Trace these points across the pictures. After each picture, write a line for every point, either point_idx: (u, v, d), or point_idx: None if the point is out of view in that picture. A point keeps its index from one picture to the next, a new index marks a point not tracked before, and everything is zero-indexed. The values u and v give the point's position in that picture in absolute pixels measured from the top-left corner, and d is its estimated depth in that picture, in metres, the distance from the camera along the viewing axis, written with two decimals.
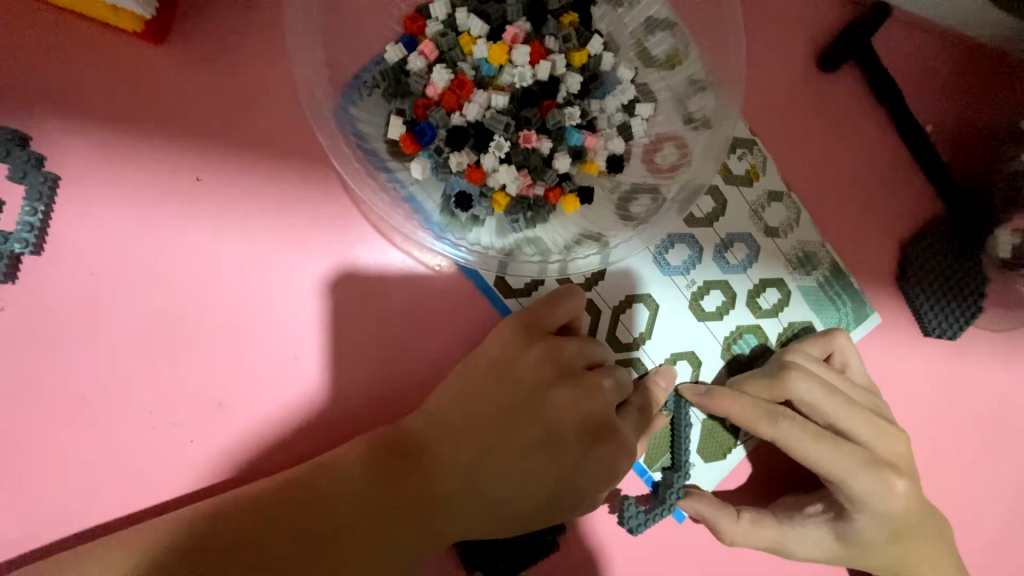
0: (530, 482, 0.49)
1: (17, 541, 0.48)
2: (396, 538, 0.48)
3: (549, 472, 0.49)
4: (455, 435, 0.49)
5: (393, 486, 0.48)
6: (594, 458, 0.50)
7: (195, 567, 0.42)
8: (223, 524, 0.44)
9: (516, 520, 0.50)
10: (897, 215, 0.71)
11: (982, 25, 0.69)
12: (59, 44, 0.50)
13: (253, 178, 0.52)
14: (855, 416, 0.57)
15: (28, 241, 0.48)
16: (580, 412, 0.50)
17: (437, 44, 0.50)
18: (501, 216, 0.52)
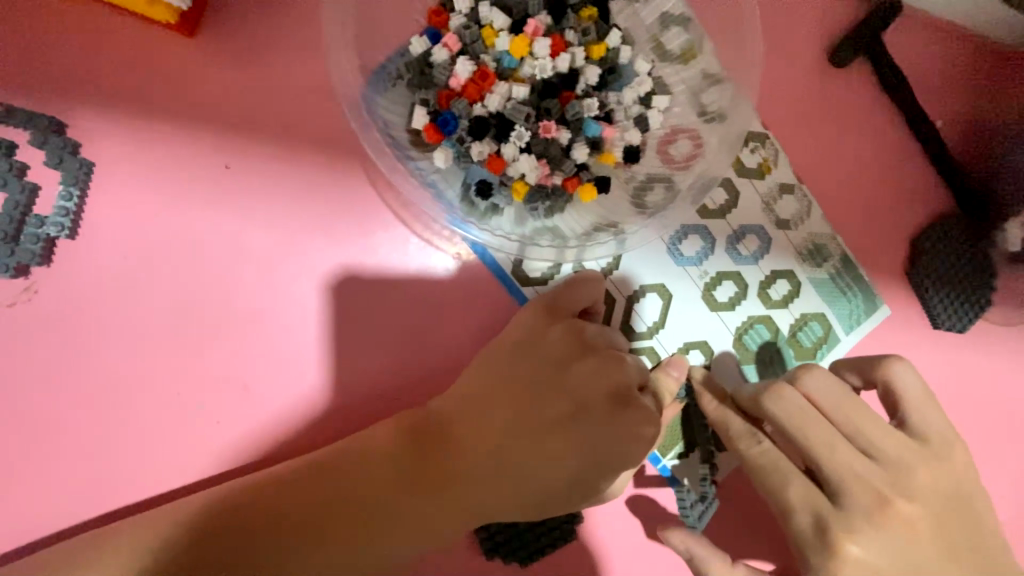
0: (553, 454, 0.50)
1: (52, 515, 0.50)
2: (419, 516, 0.50)
3: (572, 443, 0.50)
4: (480, 414, 0.52)
5: (416, 464, 0.51)
6: (618, 429, 0.49)
7: (233, 534, 0.46)
8: (255, 501, 0.48)
9: (539, 496, 0.51)
10: (907, 208, 0.71)
11: (992, 23, 0.70)
12: (95, 35, 0.52)
13: (279, 166, 0.54)
14: (832, 459, 0.50)
15: (63, 224, 0.50)
16: (606, 381, 0.50)
17: (460, 36, 0.51)
18: (521, 204, 0.54)
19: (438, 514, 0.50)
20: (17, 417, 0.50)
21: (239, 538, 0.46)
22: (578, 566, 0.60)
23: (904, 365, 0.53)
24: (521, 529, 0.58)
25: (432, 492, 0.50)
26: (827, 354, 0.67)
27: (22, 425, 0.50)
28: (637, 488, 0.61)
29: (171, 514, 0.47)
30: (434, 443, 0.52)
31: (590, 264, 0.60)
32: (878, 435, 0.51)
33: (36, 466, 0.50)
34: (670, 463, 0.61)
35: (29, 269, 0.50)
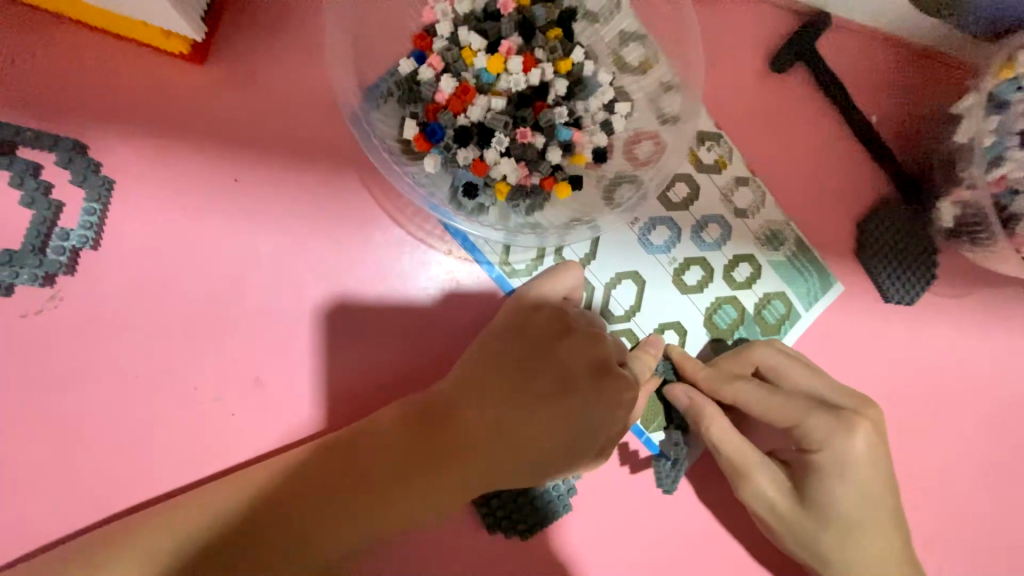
0: (545, 424, 0.55)
1: (85, 503, 0.55)
2: (422, 488, 0.54)
3: (562, 415, 0.55)
4: (474, 392, 0.56)
5: (417, 441, 0.55)
6: (603, 397, 0.54)
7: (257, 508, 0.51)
8: (276, 479, 0.53)
9: (534, 464, 0.55)
10: (854, 196, 0.79)
11: (921, 30, 0.77)
12: (112, 66, 0.57)
13: (283, 178, 0.59)
14: (815, 381, 0.64)
15: (88, 236, 0.55)
16: (592, 355, 0.56)
17: (443, 57, 0.57)
18: (503, 203, 0.60)
19: (443, 486, 0.55)
20: (55, 414, 0.55)
21: (262, 511, 0.51)
22: (573, 536, 0.65)
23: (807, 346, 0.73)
24: (520, 501, 0.62)
25: (437, 466, 0.55)
26: (789, 329, 0.75)
27: (57, 421, 0.55)
28: (626, 459, 0.66)
29: (198, 496, 0.52)
30: (435, 423, 0.56)
31: (569, 253, 0.67)
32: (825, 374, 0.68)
33: (72, 457, 0.55)
34: (654, 436, 0.67)
35: (56, 277, 0.55)
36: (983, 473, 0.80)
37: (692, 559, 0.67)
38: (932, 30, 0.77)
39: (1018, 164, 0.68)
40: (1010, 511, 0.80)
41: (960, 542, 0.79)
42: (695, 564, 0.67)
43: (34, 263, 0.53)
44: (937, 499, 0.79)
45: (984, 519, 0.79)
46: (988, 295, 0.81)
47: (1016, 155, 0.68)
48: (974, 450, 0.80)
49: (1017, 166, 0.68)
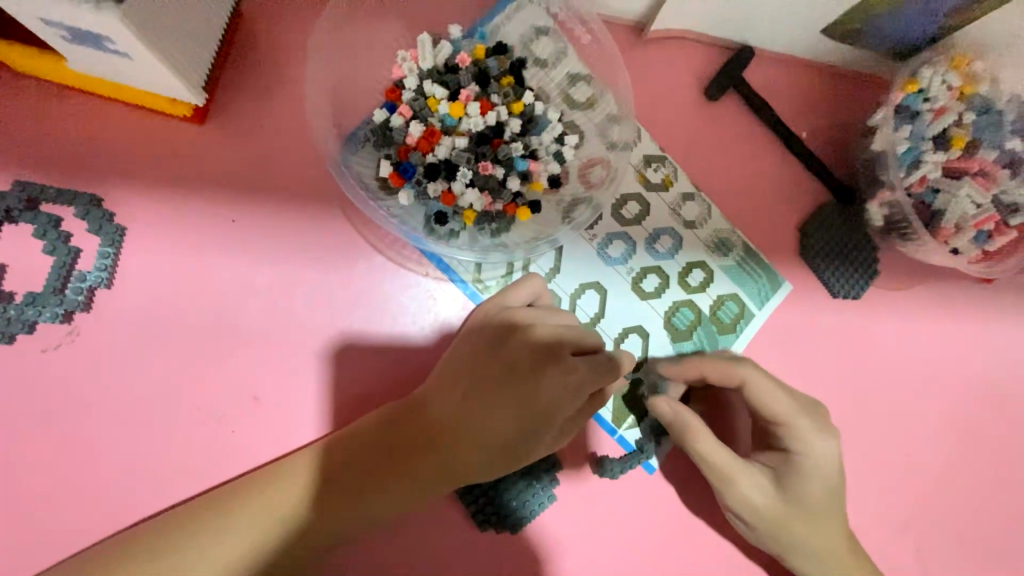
0: (503, 408, 0.60)
1: (100, 520, 0.60)
2: (403, 478, 0.60)
3: (517, 400, 0.60)
4: (443, 388, 0.62)
5: (394, 438, 0.61)
6: (548, 379, 0.59)
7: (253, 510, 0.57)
8: (272, 483, 0.58)
9: (500, 447, 0.61)
10: (794, 203, 0.87)
11: (839, 56, 0.87)
12: (122, 129, 0.65)
13: (275, 217, 0.67)
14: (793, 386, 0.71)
15: (103, 277, 0.62)
16: (541, 343, 0.61)
17: (411, 106, 0.66)
18: (472, 227, 0.68)
19: (420, 476, 0.61)
20: (72, 439, 0.61)
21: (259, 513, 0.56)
22: (553, 530, 0.70)
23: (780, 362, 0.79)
24: (502, 497, 0.68)
25: (410, 465, 0.60)
26: (745, 327, 0.82)
27: (76, 446, 0.61)
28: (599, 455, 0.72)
29: (203, 506, 0.57)
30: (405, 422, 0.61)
31: (536, 269, 0.74)
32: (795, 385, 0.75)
33: (88, 479, 0.61)
34: (625, 432, 0.73)
35: (74, 315, 0.62)
36: (937, 452, 0.87)
37: (670, 544, 0.72)
38: (850, 55, 0.86)
39: (932, 167, 0.78)
40: (964, 488, 0.86)
41: (918, 518, 0.84)
42: (671, 551, 0.72)
43: (55, 303, 0.61)
44: (894, 477, 0.85)
45: (938, 497, 0.85)
46: (927, 287, 0.89)
47: (930, 159, 0.78)
48: (927, 431, 0.87)
49: (932, 169, 0.78)
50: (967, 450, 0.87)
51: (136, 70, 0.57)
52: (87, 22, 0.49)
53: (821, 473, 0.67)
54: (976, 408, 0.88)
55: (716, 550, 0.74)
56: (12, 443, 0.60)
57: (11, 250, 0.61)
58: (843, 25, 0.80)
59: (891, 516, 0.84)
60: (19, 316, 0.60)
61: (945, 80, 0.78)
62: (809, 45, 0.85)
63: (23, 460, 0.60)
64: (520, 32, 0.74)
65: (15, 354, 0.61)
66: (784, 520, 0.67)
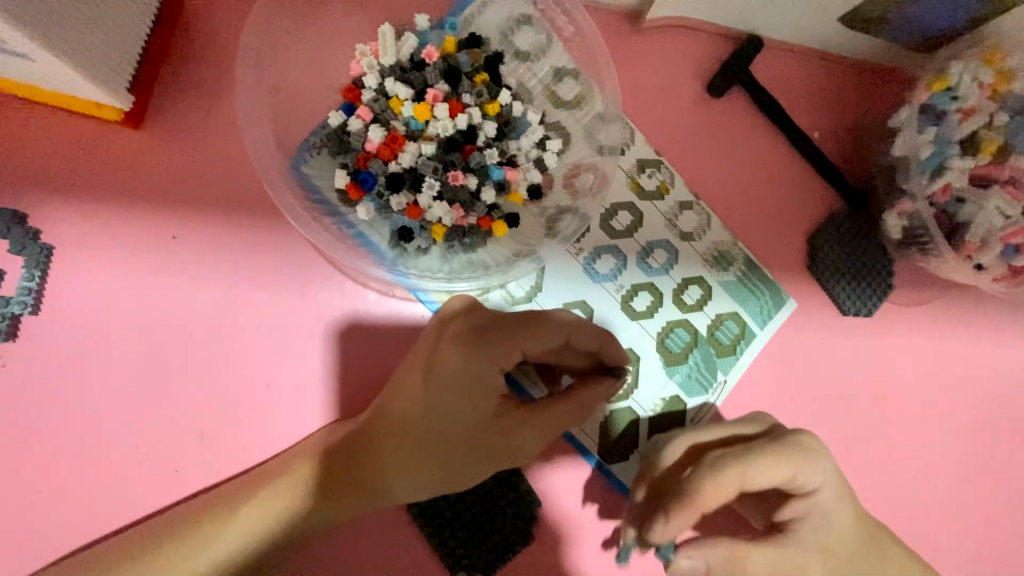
0: (440, 403, 0.52)
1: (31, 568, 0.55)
2: (344, 501, 0.57)
3: (448, 389, 0.51)
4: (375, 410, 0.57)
5: (333, 465, 0.57)
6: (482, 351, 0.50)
7: (180, 536, 0.53)
8: (203, 510, 0.55)
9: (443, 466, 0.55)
10: (803, 211, 0.80)
11: (856, 48, 0.78)
12: (46, 134, 0.58)
13: (222, 232, 0.60)
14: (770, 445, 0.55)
15: (26, 303, 0.56)
16: (469, 327, 0.52)
17: (371, 108, 0.59)
18: (441, 243, 0.61)
19: (362, 501, 0.57)
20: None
21: (185, 540, 0.53)
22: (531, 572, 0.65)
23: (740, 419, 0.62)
24: (475, 538, 0.63)
25: (368, 496, 0.57)
26: (745, 350, 0.75)
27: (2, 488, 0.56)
28: (582, 489, 0.67)
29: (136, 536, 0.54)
30: (356, 451, 0.57)
31: (516, 287, 0.68)
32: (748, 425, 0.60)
33: (15, 524, 0.56)
34: (613, 467, 0.67)
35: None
36: (956, 482, 0.80)
37: None
38: (868, 46, 0.77)
39: (958, 174, 0.69)
40: (980, 520, 0.80)
41: (931, 553, 0.78)
42: None
43: None
44: (908, 511, 0.78)
45: (953, 530, 0.79)
46: (947, 304, 0.82)
47: (956, 165, 0.69)
48: (944, 460, 0.80)
49: (959, 175, 0.69)
50: (989, 479, 0.81)
51: (44, 71, 0.50)
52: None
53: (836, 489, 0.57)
54: (996, 433, 0.81)
55: None
56: None
57: None
58: (860, 15, 0.72)
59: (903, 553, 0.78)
60: None
61: (976, 78, 0.69)
62: (821, 35, 0.76)
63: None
64: (499, 22, 0.66)
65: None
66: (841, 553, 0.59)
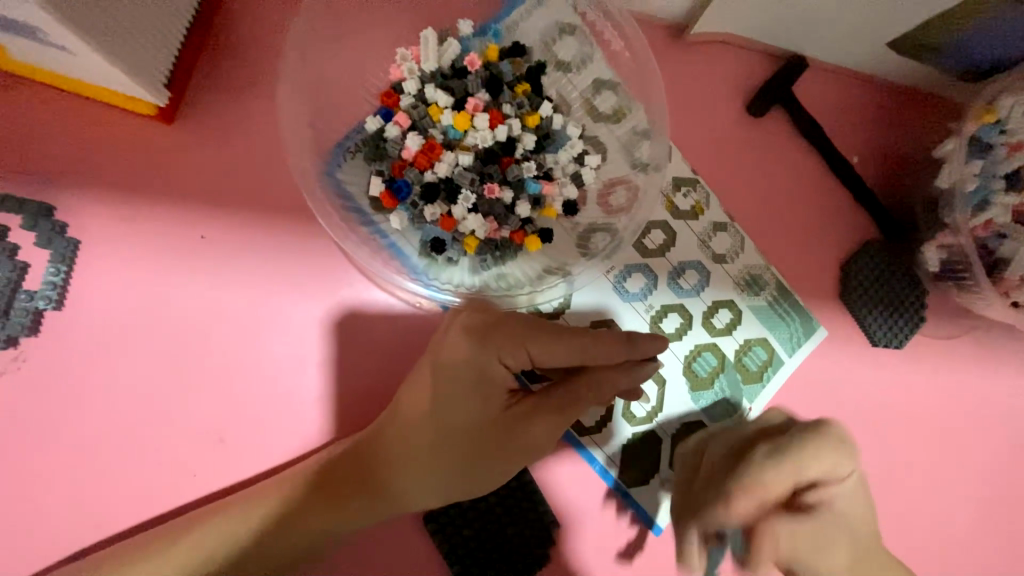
0: (452, 400, 0.50)
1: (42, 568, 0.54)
2: (365, 509, 0.55)
3: (459, 385, 0.50)
4: (390, 415, 0.55)
5: (353, 474, 0.55)
6: (490, 343, 0.49)
7: (202, 535, 0.52)
8: (223, 512, 0.53)
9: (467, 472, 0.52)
10: (839, 238, 0.78)
11: (903, 72, 0.76)
12: (78, 127, 0.57)
13: (252, 233, 0.59)
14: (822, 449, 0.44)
15: (51, 297, 0.55)
16: (475, 323, 0.50)
17: (410, 114, 0.57)
18: (472, 256, 0.60)
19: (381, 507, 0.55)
20: (13, 477, 0.55)
21: (205, 539, 0.52)
22: None
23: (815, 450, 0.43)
24: (491, 563, 0.61)
25: (391, 504, 0.55)
26: (772, 377, 0.73)
27: (16, 485, 0.55)
28: (603, 513, 0.65)
29: (153, 539, 0.52)
30: (377, 464, 0.54)
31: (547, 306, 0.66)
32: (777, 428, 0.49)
33: (27, 522, 0.54)
34: (632, 491, 0.66)
35: (19, 340, 0.55)
36: (982, 522, 0.78)
37: None
38: (916, 73, 0.75)
39: (1001, 211, 0.67)
40: (1002, 563, 0.78)
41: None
42: None
43: None
44: (932, 549, 0.77)
45: (973, 573, 0.77)
46: (982, 340, 0.79)
47: (999, 200, 0.67)
48: (971, 499, 0.78)
49: (1001, 213, 0.67)
50: (1015, 520, 0.79)
51: (83, 64, 0.48)
52: (11, 7, 0.41)
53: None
54: (1023, 476, 0.79)
55: None
56: None
57: None
58: (911, 40, 0.70)
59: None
60: None
61: None
62: (869, 59, 0.74)
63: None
64: (542, 31, 0.64)
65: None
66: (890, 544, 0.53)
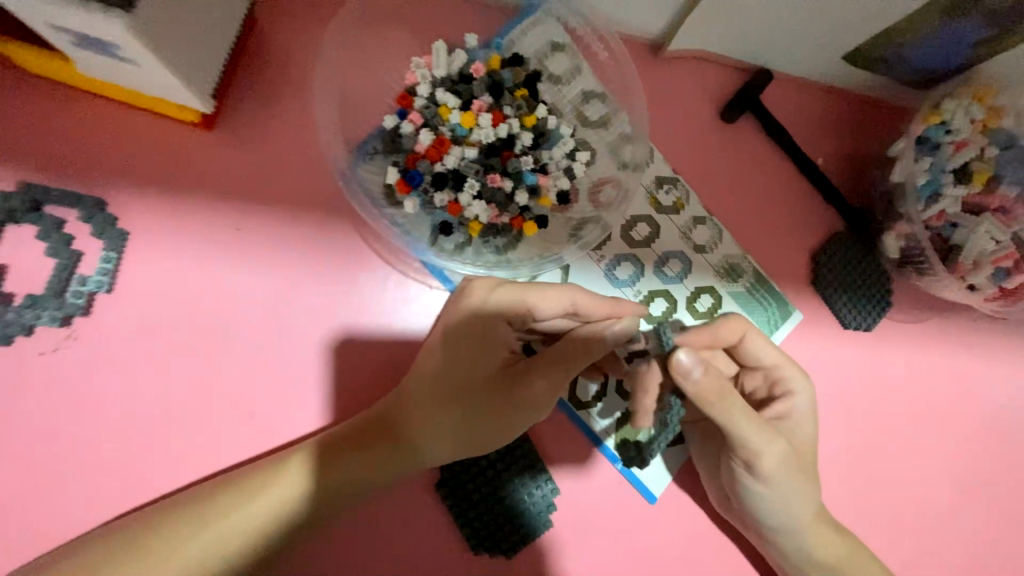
0: (461, 355, 0.58)
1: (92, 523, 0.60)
2: (376, 470, 0.59)
3: (468, 341, 0.58)
4: (405, 378, 0.62)
5: (367, 437, 0.59)
6: (495, 303, 0.58)
7: (224, 500, 0.55)
8: (247, 476, 0.57)
9: (472, 428, 0.58)
10: (809, 232, 0.85)
11: (859, 82, 0.85)
12: (129, 133, 0.64)
13: (280, 224, 0.66)
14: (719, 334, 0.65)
15: (104, 282, 0.62)
16: (483, 287, 0.59)
17: (422, 113, 0.66)
18: (477, 239, 0.68)
19: (390, 465, 0.59)
20: (66, 443, 0.61)
21: (227, 505, 0.55)
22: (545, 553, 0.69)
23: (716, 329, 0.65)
24: (495, 522, 0.67)
25: (402, 465, 0.60)
26: None
27: (70, 449, 0.61)
28: (596, 477, 0.71)
29: (181, 501, 0.56)
30: (391, 427, 0.59)
31: (550, 276, 0.72)
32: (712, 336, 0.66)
33: (79, 482, 0.61)
34: (625, 460, 0.71)
35: (72, 319, 0.62)
36: (952, 493, 0.84)
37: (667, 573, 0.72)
38: (871, 81, 0.84)
39: (951, 201, 0.76)
40: (973, 532, 0.84)
41: (923, 561, 0.82)
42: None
43: (55, 306, 0.60)
44: (905, 518, 0.82)
45: (946, 540, 0.83)
46: (946, 323, 0.86)
47: (949, 193, 0.76)
48: (941, 471, 0.84)
49: (951, 203, 0.75)
50: (983, 491, 0.85)
51: (144, 76, 0.56)
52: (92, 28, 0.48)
53: (809, 414, 0.68)
54: (990, 449, 0.85)
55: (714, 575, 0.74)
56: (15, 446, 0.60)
57: (9, 252, 0.60)
58: (863, 53, 0.79)
59: (900, 557, 0.81)
60: (16, 319, 0.59)
61: (968, 114, 0.76)
62: (828, 71, 0.84)
63: (20, 461, 0.60)
64: (536, 47, 0.73)
65: (12, 356, 0.60)
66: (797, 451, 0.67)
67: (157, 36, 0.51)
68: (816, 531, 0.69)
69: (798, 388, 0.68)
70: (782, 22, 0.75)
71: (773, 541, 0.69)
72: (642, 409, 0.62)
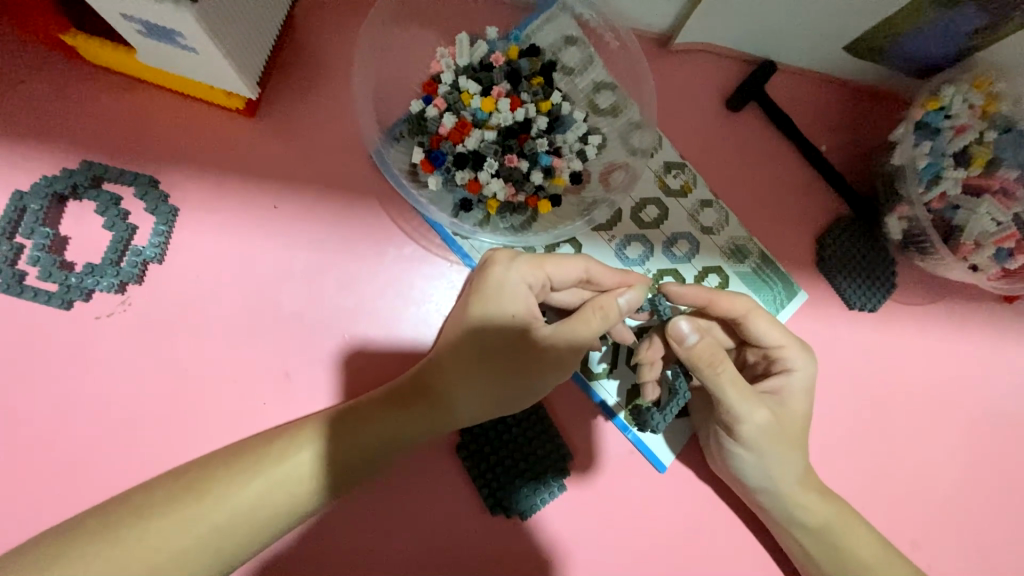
0: (487, 324, 0.63)
1: (143, 472, 0.66)
2: (409, 428, 0.63)
3: (491, 312, 0.62)
4: (439, 346, 0.67)
5: (400, 401, 0.64)
6: (512, 273, 0.62)
7: (258, 449, 0.60)
8: (283, 430, 0.62)
9: (503, 388, 0.64)
10: (814, 215, 0.88)
11: (863, 72, 0.88)
12: (180, 118, 0.71)
13: (313, 202, 0.71)
14: (726, 308, 0.67)
15: (156, 252, 0.67)
16: (501, 259, 0.64)
17: (446, 99, 0.72)
18: (494, 215, 0.73)
19: (427, 424, 0.64)
20: (120, 399, 0.67)
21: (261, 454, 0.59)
22: (558, 514, 0.73)
23: (724, 300, 0.67)
24: (512, 483, 0.71)
25: (439, 424, 0.65)
26: None
27: (124, 405, 0.67)
28: (605, 444, 0.75)
29: (220, 452, 0.61)
30: (423, 392, 0.64)
31: (564, 249, 0.76)
32: (720, 309, 0.67)
33: (132, 434, 0.66)
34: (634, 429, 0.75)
35: (127, 286, 0.67)
36: (957, 472, 0.85)
37: (674, 537, 0.75)
38: (874, 71, 0.87)
39: (952, 182, 0.78)
40: (978, 511, 0.85)
41: (926, 537, 0.83)
42: (670, 540, 0.75)
43: (112, 274, 0.66)
44: (909, 495, 0.84)
45: (950, 519, 0.84)
46: (950, 306, 0.88)
47: (950, 175, 0.78)
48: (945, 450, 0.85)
49: (952, 184, 0.78)
50: (989, 471, 0.86)
51: (201, 63, 0.62)
52: (163, 19, 0.54)
53: (803, 389, 0.70)
54: (995, 430, 0.87)
55: (720, 541, 0.76)
56: (73, 400, 0.66)
57: (78, 225, 0.67)
58: (863, 44, 0.82)
59: (904, 532, 0.83)
60: (78, 284, 0.65)
61: (967, 100, 0.79)
62: (832, 61, 0.87)
63: (75, 416, 0.66)
64: (551, 39, 0.78)
65: (73, 318, 0.66)
66: (787, 427, 0.70)
67: (218, 28, 0.57)
68: (814, 499, 0.71)
69: (798, 365, 0.68)
70: (785, 14, 0.79)
71: (775, 510, 0.72)
72: (647, 380, 0.70)
